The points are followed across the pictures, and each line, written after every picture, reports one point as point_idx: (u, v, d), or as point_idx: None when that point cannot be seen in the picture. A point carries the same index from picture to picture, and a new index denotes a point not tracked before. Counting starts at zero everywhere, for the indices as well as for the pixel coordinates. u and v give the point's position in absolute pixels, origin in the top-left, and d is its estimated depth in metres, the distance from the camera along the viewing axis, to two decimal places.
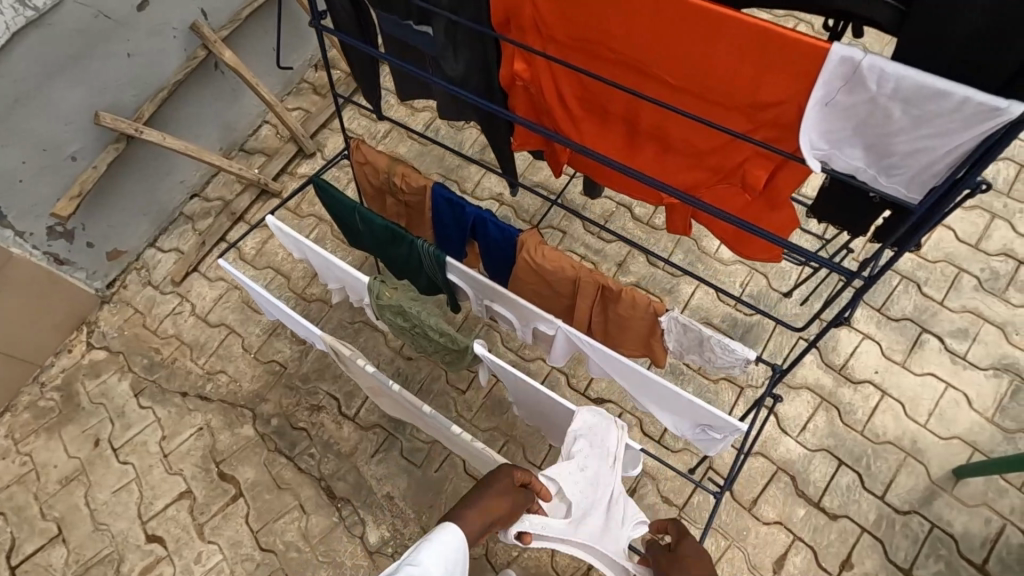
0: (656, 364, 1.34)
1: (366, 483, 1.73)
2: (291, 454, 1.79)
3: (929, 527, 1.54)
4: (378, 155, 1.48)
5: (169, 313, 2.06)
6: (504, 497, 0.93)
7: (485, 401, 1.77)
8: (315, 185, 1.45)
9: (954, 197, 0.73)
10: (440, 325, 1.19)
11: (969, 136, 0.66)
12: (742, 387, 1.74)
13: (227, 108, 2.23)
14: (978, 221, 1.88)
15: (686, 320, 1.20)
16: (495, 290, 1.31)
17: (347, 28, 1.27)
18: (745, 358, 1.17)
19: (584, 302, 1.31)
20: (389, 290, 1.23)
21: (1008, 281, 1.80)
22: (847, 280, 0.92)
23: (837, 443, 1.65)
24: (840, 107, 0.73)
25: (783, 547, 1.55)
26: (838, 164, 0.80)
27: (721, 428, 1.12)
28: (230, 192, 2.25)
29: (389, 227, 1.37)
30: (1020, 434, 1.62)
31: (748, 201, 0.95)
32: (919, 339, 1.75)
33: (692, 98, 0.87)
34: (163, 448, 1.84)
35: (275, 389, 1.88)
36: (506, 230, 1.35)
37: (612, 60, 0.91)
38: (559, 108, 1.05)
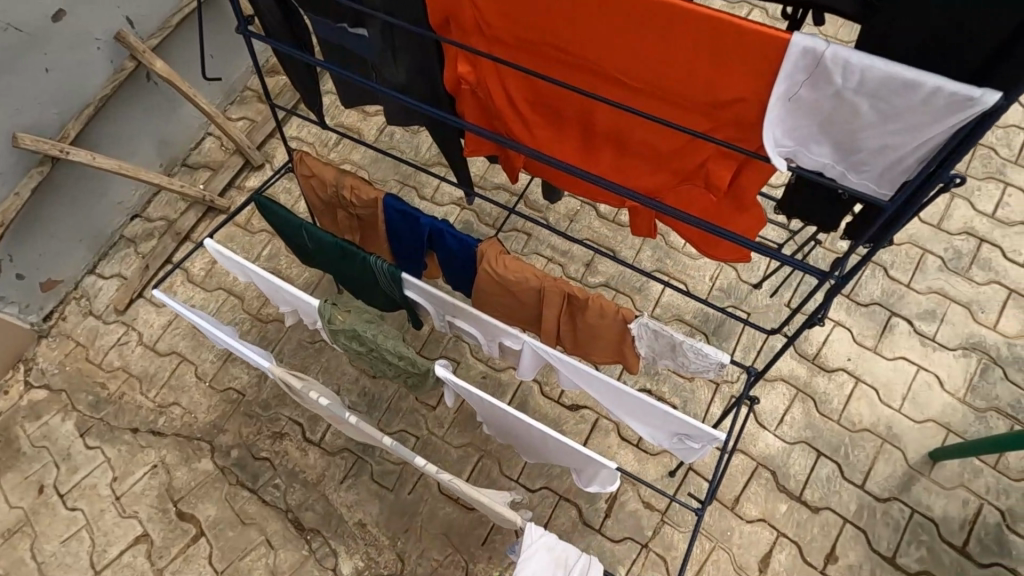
0: (630, 371, 1.28)
1: (336, 512, 1.64)
2: (254, 486, 1.69)
3: (910, 513, 1.54)
4: (324, 168, 1.39)
5: (114, 344, 1.92)
6: None
7: (457, 416, 1.70)
8: (257, 203, 1.36)
9: (927, 192, 0.69)
10: (398, 347, 1.12)
11: (941, 129, 0.61)
12: (718, 384, 1.71)
13: (163, 121, 2.09)
14: (939, 201, 1.88)
15: (657, 326, 1.15)
16: (456, 305, 1.24)
17: (277, 34, 1.18)
18: (719, 362, 1.12)
19: (550, 312, 1.25)
20: (341, 313, 1.15)
21: (971, 260, 1.80)
22: (820, 280, 0.87)
23: (814, 435, 1.63)
24: (803, 102, 0.68)
25: (767, 545, 1.52)
26: (804, 162, 0.75)
27: (699, 437, 1.07)
28: (174, 211, 2.12)
29: (339, 245, 1.28)
30: (991, 412, 1.63)
31: (713, 202, 0.89)
32: (889, 323, 1.74)
33: (646, 96, 0.81)
34: (115, 490, 1.72)
35: (234, 419, 1.78)
36: (464, 241, 1.28)
37: (560, 59, 0.84)
38: (509, 112, 0.98)
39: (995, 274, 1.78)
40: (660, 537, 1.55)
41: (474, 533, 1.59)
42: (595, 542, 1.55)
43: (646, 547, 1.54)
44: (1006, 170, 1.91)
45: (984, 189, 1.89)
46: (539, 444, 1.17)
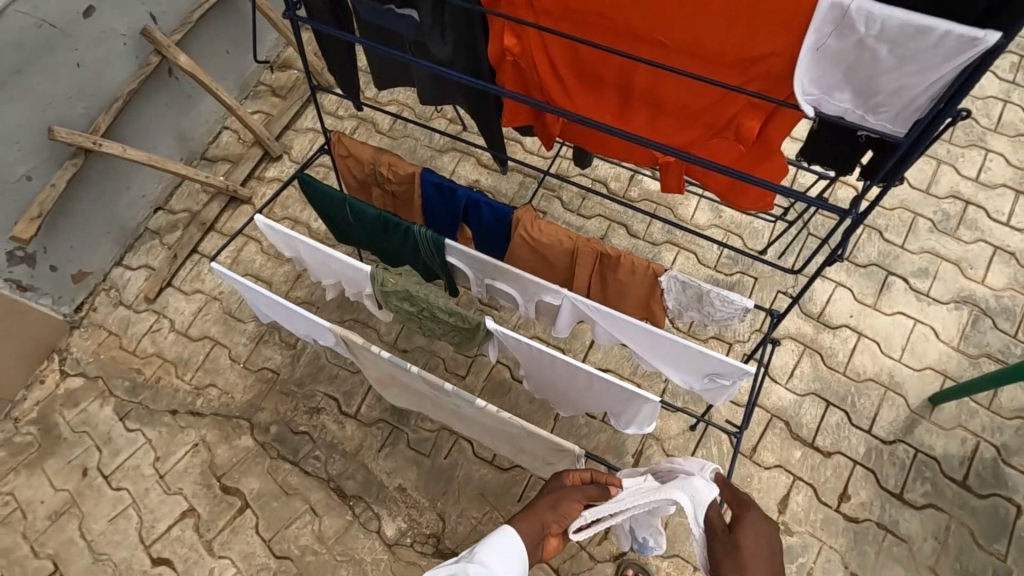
0: (656, 325, 1.39)
1: (376, 479, 1.72)
2: (295, 459, 1.76)
3: (914, 453, 1.66)
4: (361, 146, 1.47)
5: (147, 332, 1.98)
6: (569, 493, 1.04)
7: (486, 384, 1.79)
8: (299, 181, 1.43)
9: (937, 127, 0.80)
10: (449, 304, 1.20)
11: (950, 68, 0.72)
12: (731, 343, 1.83)
13: (183, 115, 2.15)
14: (927, 167, 2.02)
15: (685, 278, 1.25)
16: (496, 268, 1.33)
17: (322, 17, 1.26)
18: (743, 308, 1.23)
19: (582, 271, 1.35)
20: (393, 277, 1.23)
21: (958, 221, 1.94)
22: (840, 218, 0.98)
23: (823, 386, 1.75)
24: (829, 51, 0.78)
25: (785, 488, 1.63)
26: (828, 108, 0.85)
27: (731, 374, 1.17)
28: (197, 202, 2.18)
29: (382, 216, 1.36)
30: (983, 358, 1.76)
31: (741, 153, 1.00)
32: (886, 282, 1.87)
33: (683, 56, 0.91)
34: (158, 469, 1.78)
35: (270, 397, 1.85)
36: (499, 210, 1.37)
37: (604, 26, 0.94)
38: (550, 79, 1.07)
39: (981, 233, 1.92)
40: None
41: (509, 491, 1.68)
42: None
43: None
44: (987, 137, 2.05)
45: (967, 155, 2.03)
46: (581, 391, 1.27)
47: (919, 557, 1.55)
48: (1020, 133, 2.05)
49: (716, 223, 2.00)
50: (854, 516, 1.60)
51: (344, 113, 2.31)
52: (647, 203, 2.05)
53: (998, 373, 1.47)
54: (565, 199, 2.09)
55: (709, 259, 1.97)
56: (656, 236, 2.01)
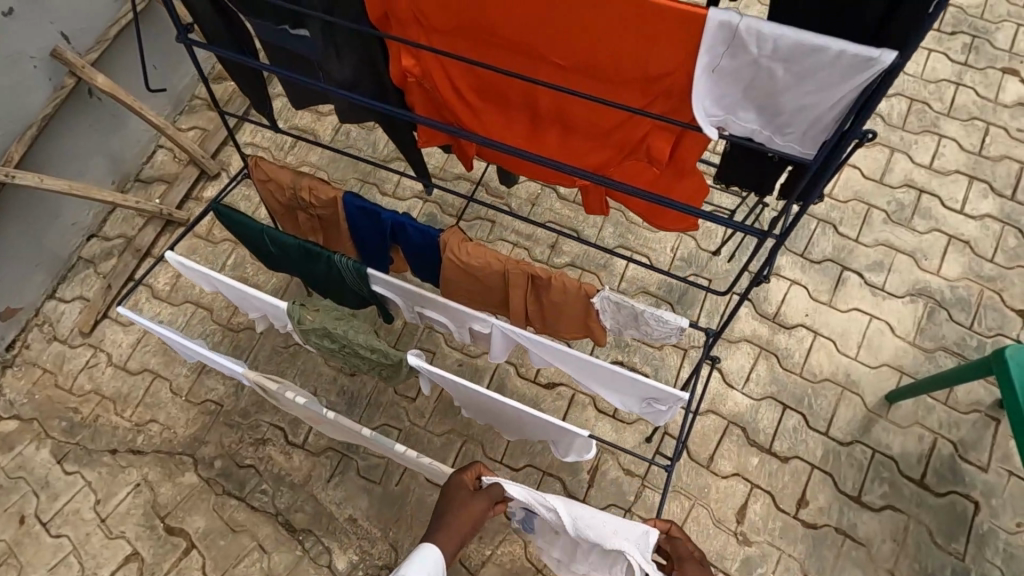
0: (598, 344, 1.33)
1: (326, 510, 1.67)
2: (241, 494, 1.70)
3: (871, 453, 1.63)
4: (280, 170, 1.39)
5: (84, 367, 1.90)
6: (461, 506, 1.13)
7: (437, 405, 1.75)
8: (214, 211, 1.35)
9: (845, 148, 0.74)
10: (369, 341, 1.14)
11: (850, 87, 0.66)
12: (686, 349, 1.79)
13: (112, 137, 2.06)
14: (880, 156, 1.97)
15: (618, 298, 1.19)
16: (423, 296, 1.27)
17: (219, 38, 1.17)
18: (679, 327, 1.18)
19: (517, 293, 1.29)
20: (310, 313, 1.17)
21: (913, 211, 1.90)
22: (762, 240, 0.92)
23: (779, 389, 1.71)
24: (726, 71, 0.72)
25: (742, 497, 1.60)
26: (735, 129, 0.79)
27: (667, 400, 1.13)
28: (132, 227, 2.09)
29: (302, 245, 1.29)
30: (939, 352, 1.73)
31: (656, 174, 0.94)
32: (841, 277, 1.83)
33: (582, 77, 0.84)
34: (99, 513, 1.71)
35: (215, 430, 1.78)
36: (426, 233, 1.30)
37: (499, 48, 0.87)
38: (456, 101, 1.00)
39: (935, 222, 1.88)
40: (642, 500, 1.61)
41: None
42: None
43: (630, 511, 1.61)
44: (940, 122, 2.01)
45: (920, 141, 1.99)
46: (518, 421, 1.22)
47: (878, 560, 1.53)
48: (973, 117, 2.01)
49: None
50: (812, 522, 1.57)
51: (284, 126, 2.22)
52: None
53: (964, 367, 1.39)
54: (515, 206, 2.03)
55: (663, 262, 1.92)
56: (608, 241, 1.95)
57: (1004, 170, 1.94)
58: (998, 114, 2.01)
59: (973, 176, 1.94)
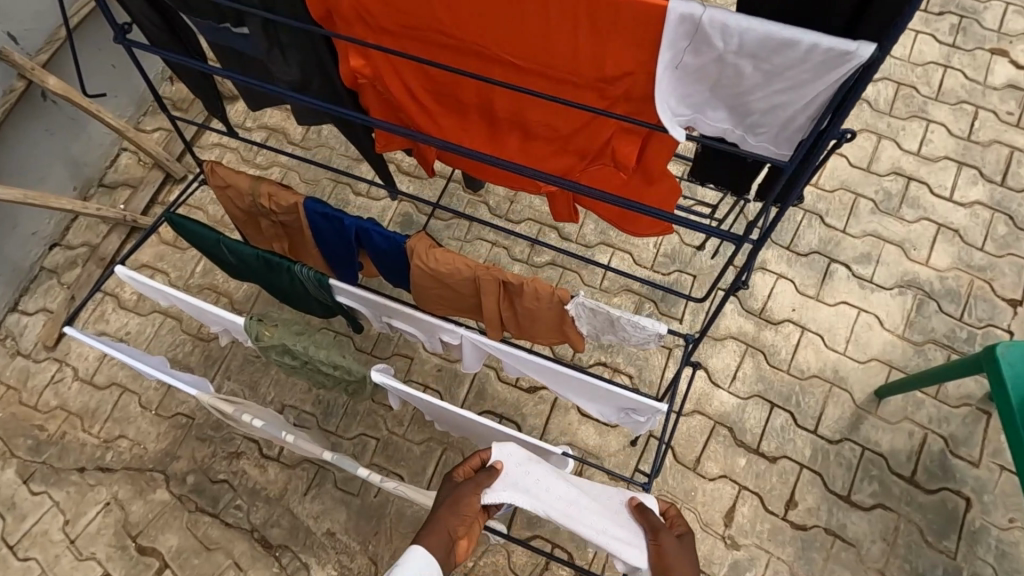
0: (575, 350, 1.28)
1: (303, 525, 1.62)
2: (215, 510, 1.65)
3: (861, 451, 1.59)
4: (237, 175, 1.32)
5: (49, 383, 1.83)
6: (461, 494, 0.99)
7: (415, 413, 1.70)
8: (168, 220, 1.28)
9: (822, 148, 0.69)
10: (332, 358, 1.09)
11: (825, 85, 0.61)
12: (670, 349, 1.74)
13: (70, 140, 1.98)
14: (867, 144, 1.92)
15: (593, 303, 1.14)
16: (389, 307, 1.20)
17: (159, 38, 1.09)
18: (657, 333, 1.13)
19: (489, 300, 1.23)
20: (268, 329, 1.10)
21: (900, 200, 1.85)
22: (737, 246, 0.86)
23: (765, 387, 1.67)
24: (691, 68, 0.67)
25: (730, 499, 1.56)
26: (704, 129, 0.74)
27: (644, 410, 1.08)
28: (96, 235, 2.01)
29: (262, 256, 1.23)
30: (929, 345, 1.69)
31: (625, 179, 0.88)
32: (829, 270, 1.78)
33: (540, 78, 0.78)
34: (68, 534, 1.65)
35: (186, 444, 1.72)
36: (392, 239, 1.24)
37: (449, 47, 0.81)
38: (410, 104, 0.94)
39: (923, 211, 1.83)
40: None
41: None
42: None
43: None
44: (928, 107, 1.96)
45: (908, 128, 1.93)
46: (491, 436, 1.17)
47: (868, 560, 1.50)
48: (961, 101, 1.95)
49: None
50: (801, 524, 1.54)
51: (253, 125, 2.15)
52: None
53: (959, 362, 1.33)
54: (493, 204, 1.96)
55: (646, 259, 1.86)
56: (589, 238, 1.89)
57: (993, 156, 1.89)
58: (987, 98, 1.96)
59: (963, 163, 1.88)
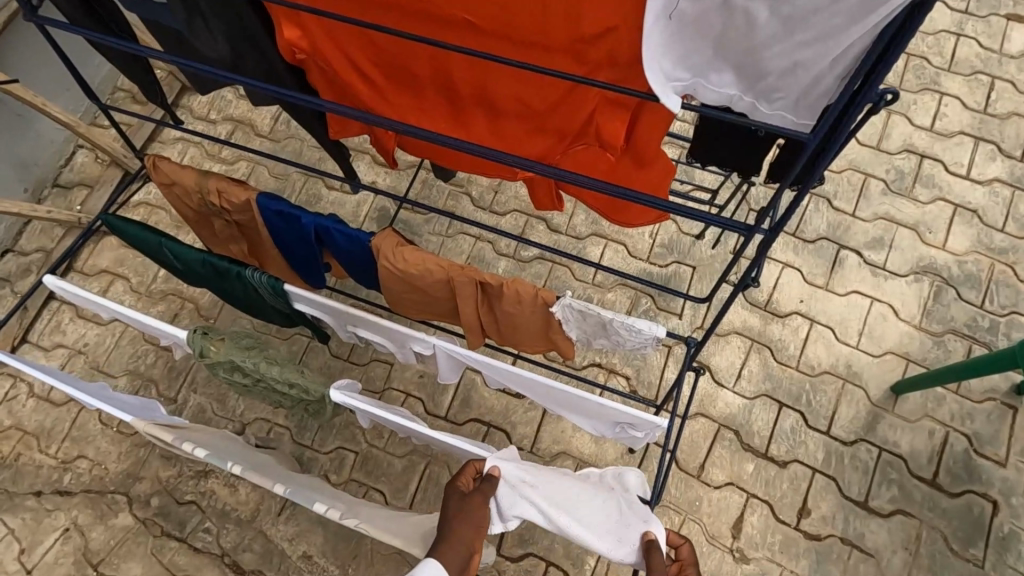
0: (565, 359, 1.15)
1: (277, 548, 1.49)
2: (182, 534, 1.52)
3: (878, 452, 1.47)
4: (182, 171, 1.18)
5: (2, 400, 1.69)
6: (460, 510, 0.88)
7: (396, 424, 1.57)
8: (105, 223, 1.14)
9: (854, 116, 0.55)
10: (286, 375, 0.96)
11: (863, 31, 0.47)
12: (670, 347, 1.61)
13: (18, 138, 1.83)
14: (876, 120, 1.78)
15: (582, 306, 1.01)
16: (354, 315, 1.07)
17: (78, 20, 0.95)
18: (655, 337, 1.00)
19: (466, 304, 1.10)
20: (214, 344, 0.97)
21: (914, 178, 1.72)
22: (747, 238, 0.72)
23: (774, 386, 1.54)
24: (688, 17, 0.53)
25: (738, 509, 1.44)
26: (706, 97, 0.60)
27: (642, 426, 0.95)
28: (51, 239, 1.87)
29: (209, 260, 1.10)
30: (948, 335, 1.57)
31: (612, 163, 0.75)
32: (838, 258, 1.65)
33: (506, 40, 0.65)
34: (24, 564, 1.53)
35: (150, 463, 1.59)
36: (355, 237, 1.11)
37: (396, 9, 0.67)
38: (357, 81, 0.80)
39: (939, 190, 1.70)
40: None
41: None
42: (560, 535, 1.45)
43: None
44: (940, 79, 1.82)
45: (919, 101, 1.80)
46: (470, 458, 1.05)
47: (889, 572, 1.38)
48: (976, 71, 1.82)
49: None
50: (816, 534, 1.42)
51: (217, 117, 2.01)
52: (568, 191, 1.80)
53: (1016, 350, 1.20)
54: (476, 195, 1.83)
55: (642, 250, 1.73)
56: (580, 229, 1.76)
57: (1011, 129, 1.75)
58: (1003, 67, 1.82)
59: (980, 137, 1.75)
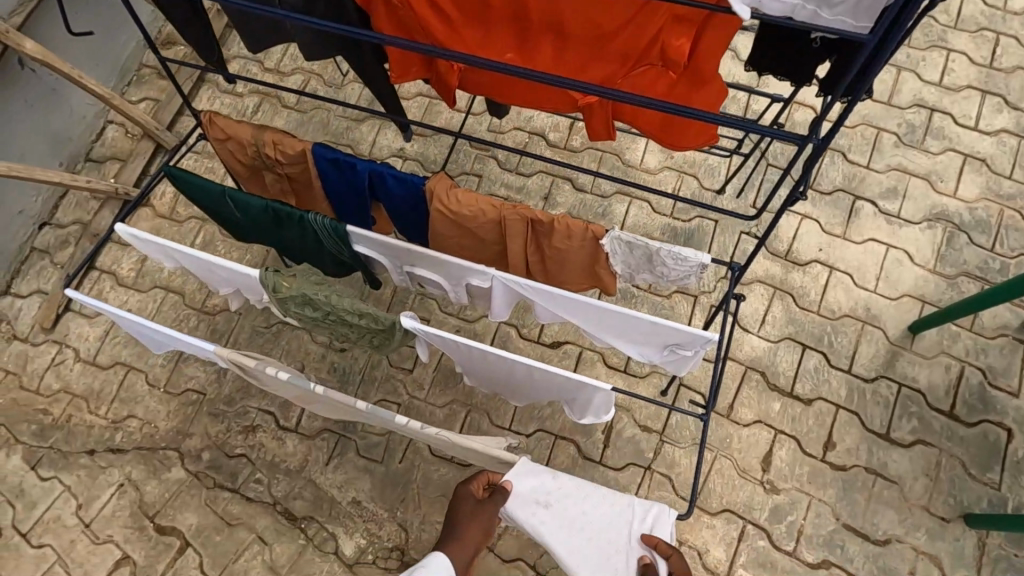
0: (607, 294, 1.21)
1: (327, 495, 1.56)
2: (234, 485, 1.58)
3: (897, 388, 1.55)
4: (237, 124, 1.23)
5: (50, 366, 1.74)
6: (472, 520, 1.04)
7: (436, 375, 1.64)
8: (167, 174, 1.19)
9: (910, 15, 0.62)
10: (355, 306, 1.02)
11: None
12: (696, 296, 1.68)
13: (53, 112, 1.88)
14: (887, 77, 1.85)
15: (629, 238, 1.07)
16: (412, 253, 1.14)
17: None
18: (700, 263, 1.07)
19: (516, 242, 1.16)
20: (286, 280, 1.04)
21: (924, 131, 1.79)
22: (799, 146, 0.80)
23: (797, 329, 1.62)
24: None
25: (767, 444, 1.52)
26: (770, 8, 0.66)
27: (691, 344, 1.03)
28: (87, 211, 1.91)
29: (270, 207, 1.15)
30: (961, 277, 1.64)
31: (673, 82, 0.83)
32: (854, 208, 1.72)
33: None
34: (82, 518, 1.59)
35: (198, 420, 1.65)
36: (408, 181, 1.16)
37: None
38: (431, 14, 0.86)
39: (949, 141, 1.77)
40: (661, 457, 1.53)
41: None
42: (599, 473, 1.52)
43: (650, 468, 1.52)
44: (948, 36, 1.88)
45: (928, 58, 1.86)
46: (527, 383, 1.13)
47: (911, 497, 1.47)
48: (982, 27, 1.88)
49: (668, 165, 1.82)
50: (841, 465, 1.50)
51: (244, 90, 2.05)
52: (591, 151, 1.86)
53: None
54: (502, 158, 1.88)
55: (665, 207, 1.80)
56: (604, 187, 1.82)
57: (1017, 82, 1.82)
58: (1007, 24, 1.88)
59: (986, 91, 1.82)
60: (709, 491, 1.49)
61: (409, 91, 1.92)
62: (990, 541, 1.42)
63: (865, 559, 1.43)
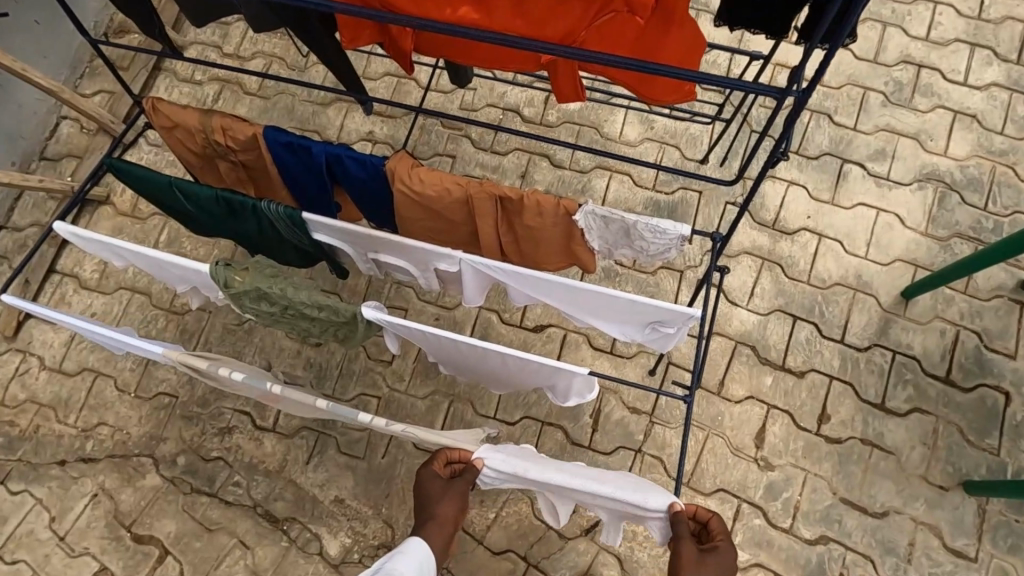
0: (586, 273, 1.15)
1: (308, 495, 1.51)
2: (212, 489, 1.53)
3: (892, 355, 1.50)
4: (182, 110, 1.14)
5: (13, 376, 1.67)
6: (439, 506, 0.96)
7: (416, 366, 1.58)
8: (109, 167, 1.11)
9: None
10: (314, 298, 0.95)
11: None
12: (682, 272, 1.62)
13: None
14: (872, 34, 1.77)
15: (605, 212, 1.01)
16: (375, 239, 1.07)
17: None
18: (679, 236, 1.01)
19: (485, 222, 1.09)
20: (239, 274, 0.97)
21: (912, 89, 1.72)
22: (778, 100, 0.74)
23: (787, 301, 1.56)
24: None
25: (760, 420, 1.47)
26: None
27: (674, 321, 0.97)
28: (44, 213, 1.83)
29: (221, 197, 1.07)
30: (954, 239, 1.59)
31: (641, 26, 0.79)
32: (842, 171, 1.66)
33: None
34: (57, 531, 1.53)
35: (172, 425, 1.59)
36: (368, 163, 1.08)
37: None
38: None
39: (937, 98, 1.71)
40: (652, 438, 1.49)
41: None
42: (587, 458, 1.48)
43: (640, 451, 1.48)
44: None
45: (914, 12, 1.78)
46: (502, 370, 1.06)
47: (909, 467, 1.43)
48: None
49: (649, 136, 1.74)
50: (836, 438, 1.45)
51: (203, 78, 1.96)
52: (568, 125, 1.78)
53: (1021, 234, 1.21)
54: (475, 136, 1.80)
55: (647, 179, 1.73)
56: (583, 162, 1.75)
57: (1006, 33, 1.75)
58: None
59: (975, 44, 1.75)
60: (702, 471, 1.44)
61: (374, 71, 1.83)
62: (990, 508, 1.39)
63: (863, 533, 1.39)
